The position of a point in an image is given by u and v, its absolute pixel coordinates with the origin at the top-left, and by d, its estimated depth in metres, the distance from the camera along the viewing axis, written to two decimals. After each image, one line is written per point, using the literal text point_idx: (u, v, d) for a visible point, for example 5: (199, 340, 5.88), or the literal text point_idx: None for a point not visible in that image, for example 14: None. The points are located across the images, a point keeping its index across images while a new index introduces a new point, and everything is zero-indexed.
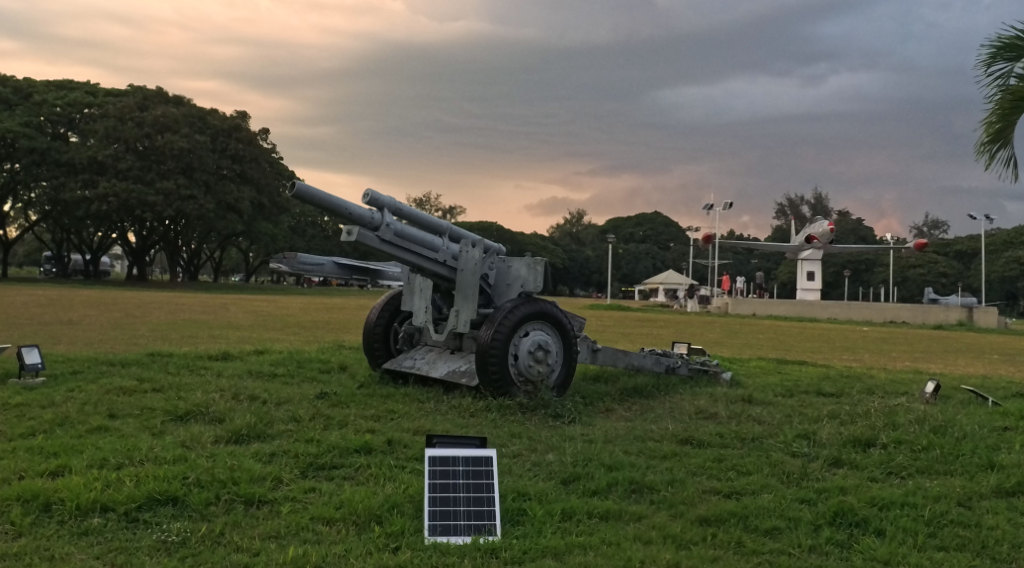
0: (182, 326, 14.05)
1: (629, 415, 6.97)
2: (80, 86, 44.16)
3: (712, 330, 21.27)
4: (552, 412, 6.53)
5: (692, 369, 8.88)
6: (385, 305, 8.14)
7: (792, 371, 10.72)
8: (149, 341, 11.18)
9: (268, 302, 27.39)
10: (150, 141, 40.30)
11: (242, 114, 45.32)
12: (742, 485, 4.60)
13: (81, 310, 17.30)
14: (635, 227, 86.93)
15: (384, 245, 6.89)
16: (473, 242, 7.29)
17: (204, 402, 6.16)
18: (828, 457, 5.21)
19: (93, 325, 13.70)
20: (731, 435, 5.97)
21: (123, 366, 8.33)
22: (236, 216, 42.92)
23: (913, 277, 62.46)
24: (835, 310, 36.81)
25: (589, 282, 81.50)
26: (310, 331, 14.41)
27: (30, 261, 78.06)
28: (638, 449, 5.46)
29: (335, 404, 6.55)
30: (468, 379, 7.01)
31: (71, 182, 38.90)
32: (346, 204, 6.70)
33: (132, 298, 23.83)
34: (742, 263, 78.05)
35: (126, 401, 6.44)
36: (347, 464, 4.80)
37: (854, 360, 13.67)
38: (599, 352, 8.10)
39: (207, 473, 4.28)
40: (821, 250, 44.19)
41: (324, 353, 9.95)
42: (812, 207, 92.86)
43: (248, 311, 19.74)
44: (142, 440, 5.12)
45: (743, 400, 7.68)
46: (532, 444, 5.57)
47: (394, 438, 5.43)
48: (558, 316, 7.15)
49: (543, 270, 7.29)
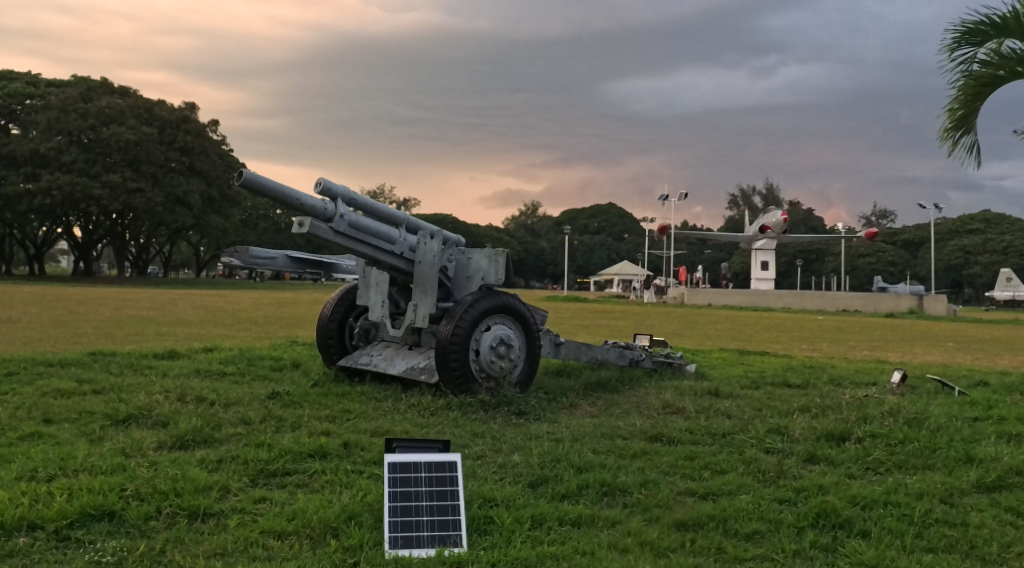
0: (126, 323, 13.49)
1: (595, 411, 6.78)
2: (21, 77, 42.72)
3: (670, 321, 21.25)
4: (516, 409, 6.29)
5: (656, 362, 8.74)
6: (339, 300, 7.80)
7: (754, 362, 10.64)
8: (93, 340, 10.68)
9: (218, 297, 26.77)
10: (95, 133, 39.11)
11: (191, 105, 44.26)
12: (718, 486, 4.44)
13: (20, 307, 16.64)
14: (590, 218, 87.14)
15: (338, 238, 6.59)
16: (432, 233, 7.01)
17: (149, 404, 5.79)
18: (803, 453, 5.14)
19: (33, 323, 13.12)
20: (702, 431, 5.85)
21: (61, 366, 7.86)
22: (186, 209, 41.92)
23: (862, 266, 63.61)
24: (788, 299, 37.23)
25: (545, 273, 81.54)
26: (263, 327, 13.98)
27: None
28: (606, 447, 5.26)
29: (288, 405, 6.22)
30: (427, 375, 6.73)
31: (12, 175, 37.68)
32: (297, 195, 6.37)
33: (75, 294, 23.00)
34: (697, 254, 78.72)
35: (64, 405, 6.02)
36: (302, 470, 4.50)
37: (813, 350, 13.68)
38: (562, 347, 7.89)
39: (148, 485, 3.93)
40: (774, 241, 44.61)
41: (276, 350, 9.55)
42: (763, 198, 94.16)
43: (198, 307, 19.15)
44: (77, 448, 4.73)
45: (710, 394, 7.55)
46: (496, 445, 5.32)
47: (351, 440, 5.14)
48: (521, 310, 6.91)
49: (504, 261, 7.03)
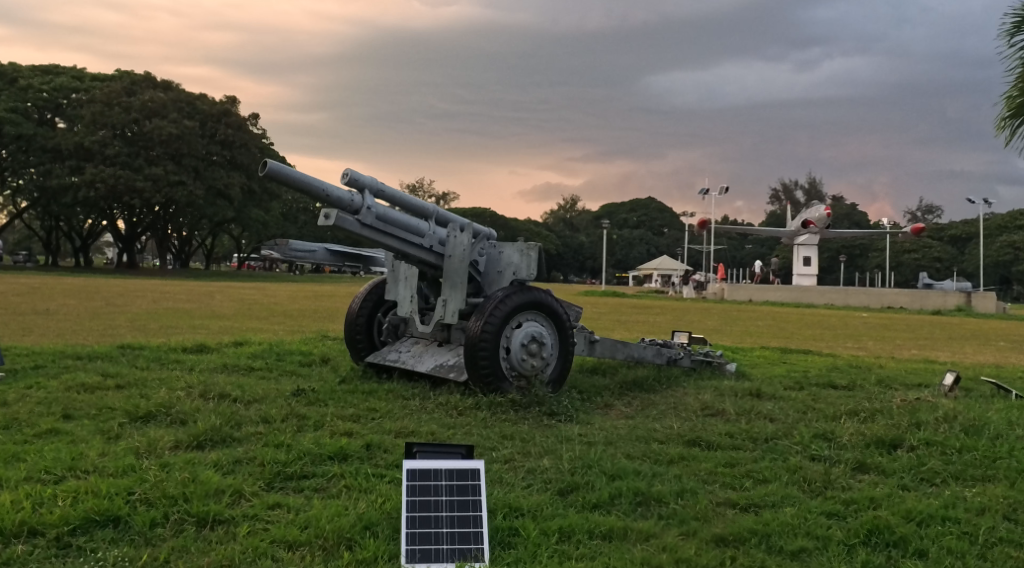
0: (160, 316, 13.50)
1: (630, 411, 6.51)
2: (67, 71, 43.43)
3: (710, 317, 20.78)
4: (547, 410, 6.04)
5: (695, 360, 8.42)
6: (368, 294, 7.61)
7: (797, 360, 10.27)
8: (125, 333, 10.64)
9: (256, 289, 26.90)
10: (138, 127, 39.59)
11: (233, 99, 44.59)
12: (760, 497, 4.15)
13: (60, 298, 16.78)
14: (629, 213, 86.40)
15: (364, 230, 6.38)
16: (462, 226, 6.76)
17: (170, 400, 5.65)
18: (852, 460, 4.82)
19: (70, 315, 13.16)
20: (744, 435, 5.55)
21: (88, 360, 7.79)
22: (227, 202, 42.27)
23: (907, 262, 62.16)
24: (832, 296, 36.43)
25: (583, 268, 81.05)
26: (296, 320, 13.88)
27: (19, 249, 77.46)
28: (640, 452, 4.99)
29: (312, 402, 6.05)
30: (456, 373, 6.51)
31: (58, 168, 38.39)
32: (323, 186, 6.16)
33: (115, 286, 23.22)
34: (737, 249, 77.66)
35: (85, 400, 5.91)
36: (320, 474, 4.30)
37: (858, 348, 13.21)
38: (596, 344, 7.62)
39: (157, 488, 3.75)
40: (817, 235, 43.67)
41: (306, 345, 9.40)
42: (806, 192, 92.58)
43: (234, 300, 19.16)
44: (91, 446, 4.60)
45: (751, 395, 7.22)
46: (524, 447, 5.08)
47: (374, 441, 4.94)
48: (554, 306, 6.64)
49: (537, 256, 6.78)
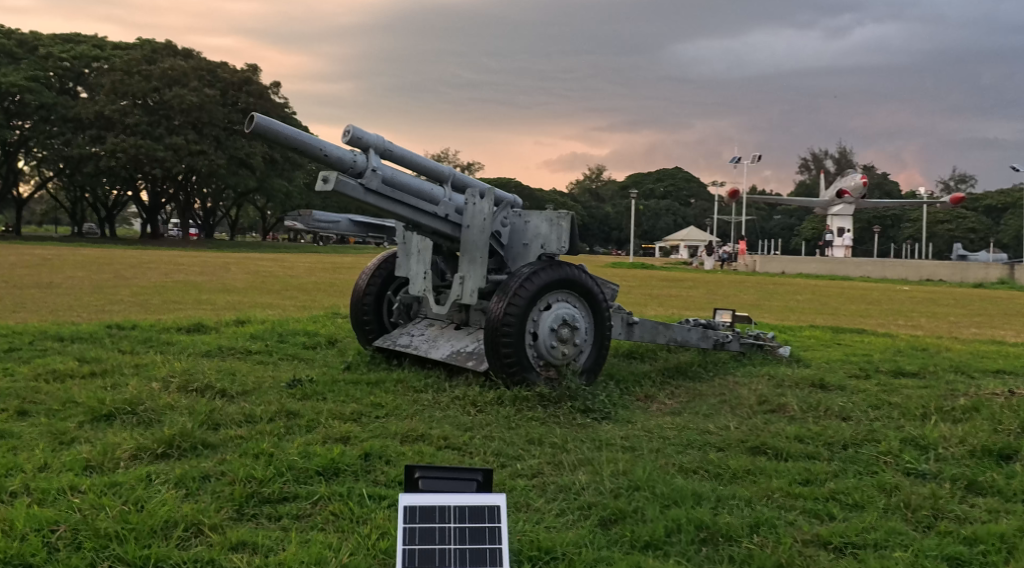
0: (167, 289, 12.79)
1: (676, 407, 5.63)
2: (88, 40, 42.86)
3: (745, 290, 19.76)
4: (580, 406, 5.19)
5: (744, 344, 7.49)
6: (377, 269, 6.75)
7: (853, 342, 9.29)
8: (124, 309, 9.92)
9: (275, 260, 26.20)
10: (159, 96, 38.74)
11: (254, 68, 43.53)
12: (861, 533, 3.27)
13: (69, 269, 16.16)
14: (656, 183, 84.86)
15: (369, 197, 5.48)
16: (482, 192, 5.86)
17: (142, 394, 4.85)
18: (961, 479, 3.92)
19: (73, 288, 12.53)
20: (818, 440, 4.65)
21: (71, 341, 7.04)
22: (248, 171, 41.45)
23: (941, 233, 59.78)
24: (868, 268, 35.01)
25: (609, 238, 79.83)
26: (310, 294, 13.13)
27: (48, 219, 77.81)
28: (693, 463, 4.14)
29: (307, 396, 5.21)
30: (475, 362, 5.66)
31: (79, 138, 37.87)
32: (321, 145, 5.28)
33: (130, 256, 22.60)
34: (766, 220, 76.00)
35: (50, 392, 5.12)
36: (303, 495, 3.48)
37: (912, 327, 12.11)
38: (636, 327, 6.68)
39: (87, 523, 2.94)
40: (852, 205, 42.13)
41: (313, 324, 8.57)
42: (835, 161, 90.33)
43: (251, 272, 18.37)
44: (33, 454, 3.81)
45: (814, 386, 6.28)
46: (557, 456, 4.23)
47: (372, 448, 4.09)
48: (588, 284, 5.72)
49: (568, 226, 5.91)
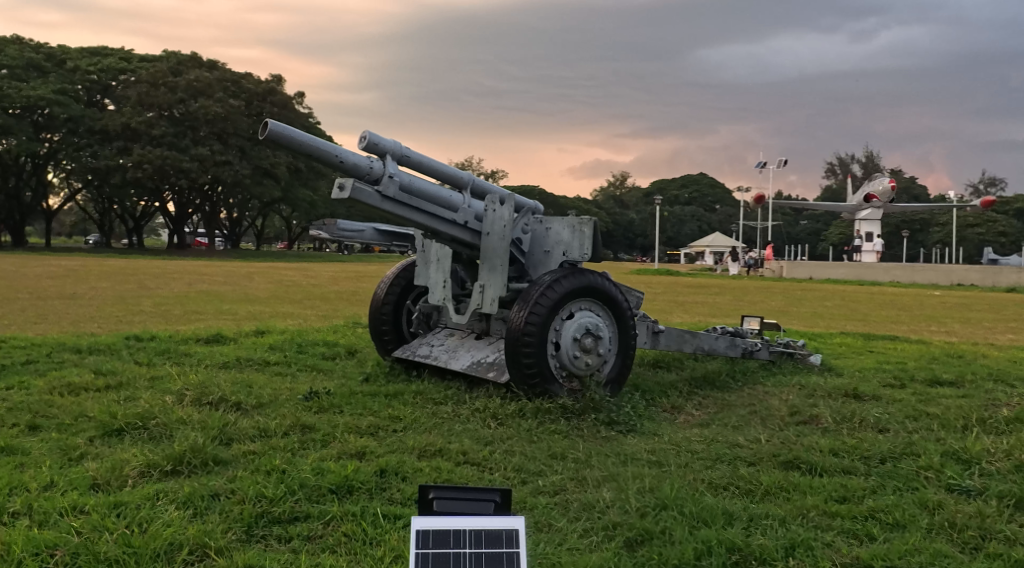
0: (189, 299, 12.79)
1: (704, 418, 5.43)
2: (115, 53, 43.36)
3: (772, 297, 19.43)
4: (604, 418, 5.02)
5: (774, 352, 7.27)
6: (397, 278, 6.62)
7: (885, 349, 9.03)
8: (145, 320, 9.89)
9: (298, 269, 26.21)
10: (185, 107, 39.07)
11: (278, 79, 43.79)
12: (903, 556, 3.08)
13: (94, 280, 16.22)
14: (680, 189, 84.36)
15: (386, 205, 5.35)
16: (502, 198, 5.71)
17: (155, 407, 4.75)
18: (1009, 496, 3.70)
19: (96, 298, 12.55)
20: (853, 453, 4.43)
21: (88, 353, 6.98)
22: (273, 181, 41.68)
23: (970, 237, 58.77)
24: (898, 273, 34.43)
25: (633, 245, 79.37)
26: (331, 303, 13.06)
27: (77, 231, 78.86)
28: (723, 478, 3.95)
29: (323, 409, 5.08)
30: (496, 373, 5.50)
31: (106, 150, 38.26)
32: (337, 151, 5.16)
33: (155, 266, 22.68)
34: (792, 225, 75.23)
35: (63, 406, 5.03)
36: (314, 514, 3.34)
37: (946, 334, 11.80)
38: (661, 335, 6.49)
39: (86, 548, 2.81)
40: (880, 210, 41.50)
41: (332, 334, 8.46)
42: (862, 165, 89.28)
43: (274, 281, 18.36)
44: (40, 471, 3.71)
45: (848, 396, 6.04)
46: (580, 472, 4.07)
47: (389, 464, 3.95)
48: (611, 292, 5.55)
49: (591, 232, 5.69)
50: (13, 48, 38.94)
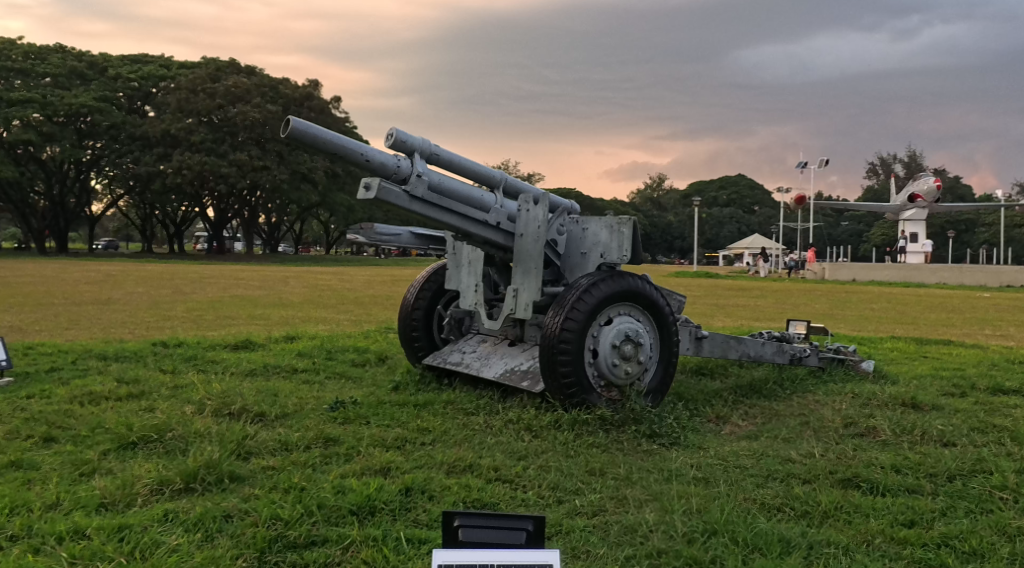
0: (222, 305, 12.70)
1: (752, 430, 5.08)
2: (155, 60, 43.93)
3: (817, 300, 18.88)
4: (645, 431, 4.71)
5: (824, 358, 6.89)
6: (427, 281, 6.38)
7: (940, 354, 8.58)
8: (177, 325, 9.78)
9: (335, 274, 26.18)
10: (223, 113, 39.23)
11: (314, 84, 44.03)
12: None
13: (131, 285, 16.23)
14: (718, 191, 83.36)
15: (415, 206, 5.10)
16: (536, 197, 5.43)
17: (173, 418, 4.56)
18: None
19: (130, 304, 12.51)
20: (919, 470, 4.04)
21: (114, 360, 6.83)
22: (310, 186, 41.89)
23: (1019, 236, 57.15)
24: (945, 274, 33.48)
25: (671, 247, 78.56)
26: (364, 308, 12.87)
27: (121, 236, 80.21)
28: (776, 498, 3.62)
29: (348, 420, 4.85)
30: (531, 381, 5.22)
31: (146, 156, 38.69)
32: (362, 150, 4.92)
33: (193, 272, 22.77)
34: (833, 226, 73.89)
35: (82, 416, 4.86)
36: (332, 538, 3.11)
37: (1002, 337, 11.26)
38: (705, 341, 6.15)
39: None
40: (926, 209, 40.41)
41: (363, 340, 8.25)
42: (906, 165, 87.45)
43: (309, 286, 18.26)
44: (46, 489, 3.53)
45: (905, 406, 5.65)
46: (619, 490, 3.77)
47: (414, 481, 3.69)
48: (652, 295, 5.24)
49: (630, 233, 5.38)
50: (56, 57, 39.60)
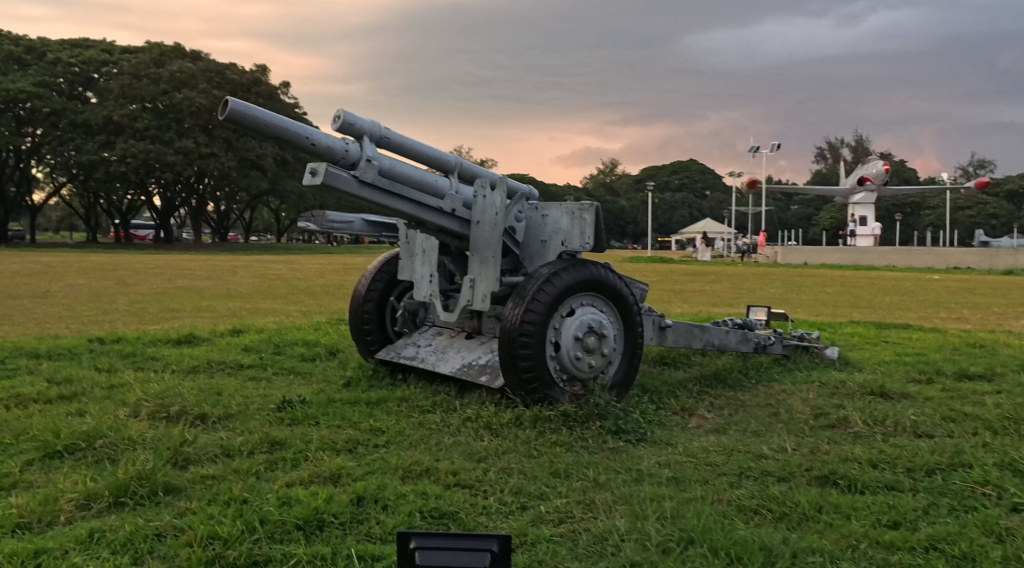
0: (167, 296, 12.20)
1: (720, 423, 4.90)
2: (96, 44, 42.47)
3: (771, 283, 18.93)
4: (611, 427, 4.49)
5: (788, 346, 6.76)
6: (379, 271, 6.08)
7: (901, 339, 8.53)
8: (117, 320, 9.31)
9: (285, 262, 25.61)
10: (168, 99, 38.17)
11: (263, 69, 42.97)
12: None
13: (71, 277, 15.57)
14: (671, 176, 83.87)
15: (365, 192, 4.79)
16: (493, 183, 5.16)
17: (105, 423, 4.21)
18: None
19: (69, 297, 11.95)
20: (897, 465, 3.89)
21: (47, 359, 6.41)
22: (260, 173, 41.03)
23: (962, 219, 58.36)
24: (894, 256, 33.99)
25: (625, 232, 78.92)
26: (315, 298, 12.49)
27: (64, 226, 77.97)
28: (752, 500, 3.43)
29: (297, 421, 4.56)
30: (490, 377, 4.97)
31: (88, 143, 37.44)
32: (308, 132, 4.61)
33: (137, 262, 22.05)
34: (783, 210, 74.85)
35: (3, 422, 4.47)
36: (276, 558, 2.83)
37: (957, 320, 11.29)
38: (669, 331, 5.96)
39: None
40: (874, 193, 40.96)
41: (313, 332, 7.90)
42: (853, 149, 88.93)
43: (259, 276, 17.76)
44: None
45: (875, 395, 5.52)
46: (588, 493, 3.54)
47: (368, 489, 3.41)
48: (615, 285, 5.01)
49: (592, 220, 5.15)
50: None
